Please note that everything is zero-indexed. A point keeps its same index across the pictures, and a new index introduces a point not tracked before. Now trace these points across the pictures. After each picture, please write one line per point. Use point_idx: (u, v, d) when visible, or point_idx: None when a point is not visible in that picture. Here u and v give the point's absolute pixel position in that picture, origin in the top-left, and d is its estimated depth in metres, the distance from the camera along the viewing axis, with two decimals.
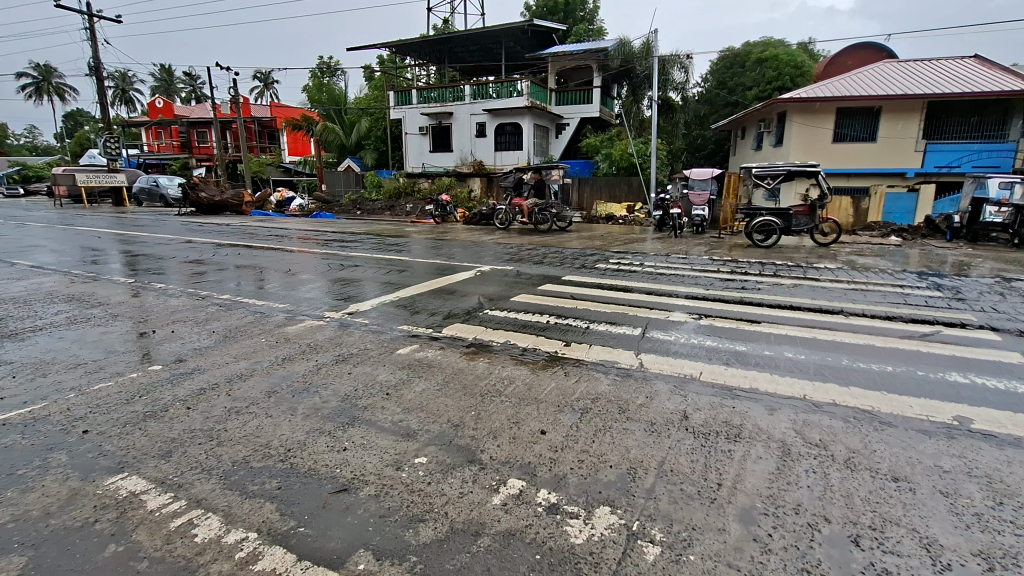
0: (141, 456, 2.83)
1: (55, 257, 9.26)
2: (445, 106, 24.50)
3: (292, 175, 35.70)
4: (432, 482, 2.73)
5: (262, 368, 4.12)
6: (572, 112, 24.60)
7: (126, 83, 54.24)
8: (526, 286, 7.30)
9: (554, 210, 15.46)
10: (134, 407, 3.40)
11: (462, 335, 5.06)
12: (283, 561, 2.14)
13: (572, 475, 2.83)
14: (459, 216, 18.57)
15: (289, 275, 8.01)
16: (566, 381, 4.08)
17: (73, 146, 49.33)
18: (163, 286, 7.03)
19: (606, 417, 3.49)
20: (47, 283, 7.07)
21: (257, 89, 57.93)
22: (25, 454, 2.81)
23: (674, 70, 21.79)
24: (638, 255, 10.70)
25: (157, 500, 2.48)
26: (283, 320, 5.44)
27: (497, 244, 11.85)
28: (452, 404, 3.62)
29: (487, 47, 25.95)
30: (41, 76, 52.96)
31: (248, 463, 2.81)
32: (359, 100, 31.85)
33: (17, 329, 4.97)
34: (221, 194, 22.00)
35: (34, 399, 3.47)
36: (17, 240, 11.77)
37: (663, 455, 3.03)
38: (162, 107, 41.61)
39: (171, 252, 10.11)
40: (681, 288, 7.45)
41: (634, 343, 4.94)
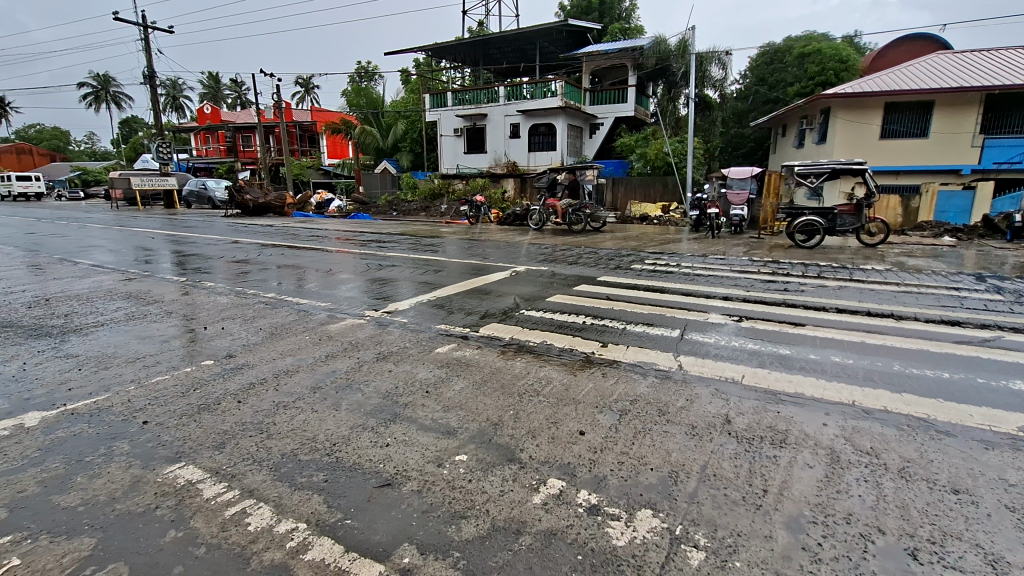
0: (196, 447, 2.96)
1: (112, 257, 9.79)
2: (479, 107, 24.68)
3: (331, 178, 36.65)
4: (473, 480, 2.75)
5: (307, 364, 4.24)
6: (605, 112, 24.38)
7: (177, 91, 56.90)
8: (560, 286, 7.30)
9: (589, 210, 15.32)
10: (190, 400, 3.55)
11: (499, 335, 5.08)
12: (332, 552, 2.20)
13: (613, 477, 2.80)
14: (492, 217, 18.69)
15: (328, 274, 8.22)
16: (604, 381, 4.05)
17: (130, 151, 52.21)
18: (212, 285, 7.33)
19: (645, 419, 3.45)
20: (106, 280, 7.48)
21: (299, 94, 59.88)
22: (92, 442, 2.98)
23: (712, 67, 21.32)
24: (674, 256, 10.52)
25: (211, 490, 2.58)
26: (324, 319, 5.58)
27: (532, 245, 11.86)
28: (491, 403, 3.64)
29: (521, 48, 26.03)
30: (99, 85, 56.07)
31: (296, 456, 2.90)
32: (395, 103, 32.43)
33: (81, 324, 5.28)
34: (264, 196, 22.78)
35: (98, 390, 3.67)
36: (80, 239, 12.50)
37: (706, 459, 2.97)
38: (211, 113, 43.56)
39: (219, 252, 10.55)
40: (720, 289, 7.29)
41: (672, 345, 4.87)
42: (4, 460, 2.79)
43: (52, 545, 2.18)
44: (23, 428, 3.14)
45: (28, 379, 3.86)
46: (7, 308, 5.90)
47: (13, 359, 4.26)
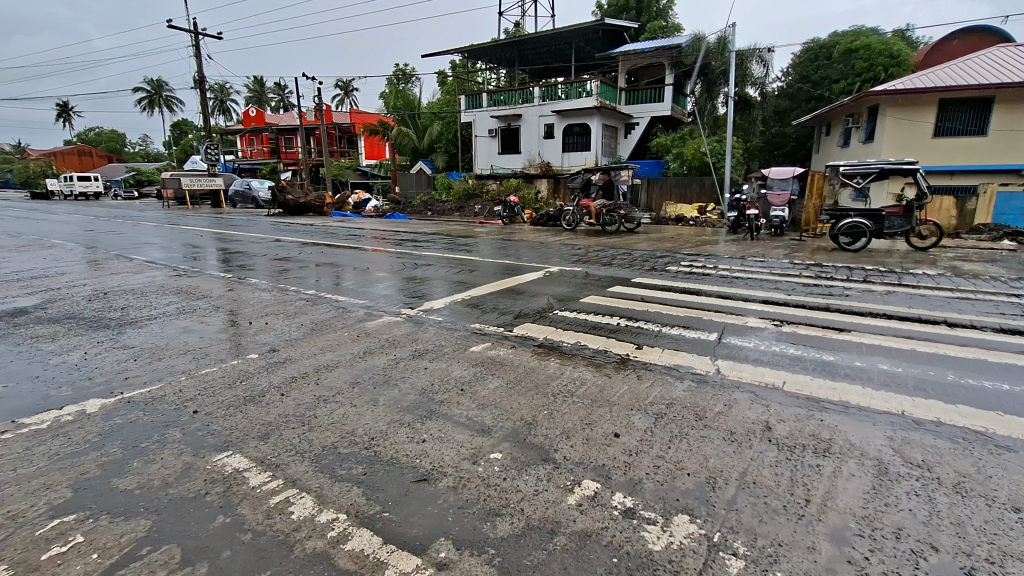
0: (242, 437, 3.08)
1: (163, 253, 10.27)
2: (514, 107, 24.74)
3: (368, 178, 37.37)
4: (507, 478, 2.77)
5: (346, 359, 4.35)
6: (641, 111, 24.05)
7: (225, 94, 59.14)
8: (594, 287, 7.25)
9: (623, 211, 15.20)
10: (236, 391, 3.70)
11: (533, 335, 5.08)
12: (371, 544, 2.25)
13: (648, 481, 2.77)
14: (526, 217, 18.69)
15: (365, 273, 8.39)
16: (639, 384, 4.00)
17: (180, 153, 54.65)
18: (255, 281, 7.61)
19: (681, 423, 3.39)
20: (159, 276, 7.86)
21: (339, 98, 61.31)
22: (146, 429, 3.14)
23: (753, 64, 20.75)
24: (711, 257, 10.31)
25: (257, 478, 2.68)
26: (362, 316, 5.71)
27: (566, 246, 11.85)
28: (525, 402, 3.65)
29: (556, 48, 25.93)
30: (153, 89, 58.81)
31: (336, 449, 2.98)
32: (431, 104, 32.84)
33: (136, 317, 5.58)
34: (305, 196, 23.44)
35: (153, 380, 3.87)
36: (135, 237, 13.13)
37: (745, 466, 2.89)
38: (256, 116, 45.13)
39: (263, 249, 10.93)
40: (758, 292, 7.09)
41: (709, 349, 4.76)
42: (68, 444, 2.97)
43: (112, 525, 2.30)
44: (85, 414, 3.33)
45: (90, 368, 4.09)
46: (70, 301, 6.27)
47: (75, 349, 4.53)
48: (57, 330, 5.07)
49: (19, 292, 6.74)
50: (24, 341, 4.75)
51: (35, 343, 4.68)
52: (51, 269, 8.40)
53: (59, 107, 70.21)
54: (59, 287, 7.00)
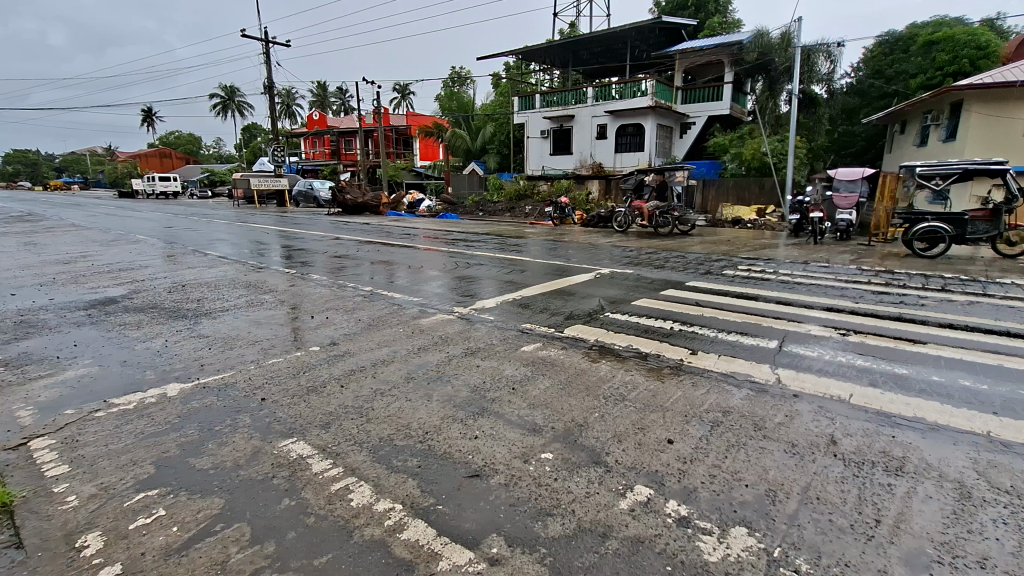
0: (306, 425, 3.22)
1: (233, 249, 10.93)
2: (568, 108, 24.66)
3: (422, 178, 38.21)
4: (559, 479, 2.76)
5: (401, 355, 4.48)
6: (698, 111, 23.35)
7: (290, 99, 62.10)
8: (647, 290, 7.12)
9: (677, 213, 14.69)
10: (300, 381, 3.89)
11: (584, 336, 5.07)
12: (425, 534, 2.31)
13: (704, 490, 2.69)
14: (577, 219, 18.56)
15: (418, 271, 8.59)
16: (694, 391, 3.89)
17: (250, 155, 57.94)
18: (315, 277, 7.96)
19: (739, 433, 3.27)
20: (229, 270, 8.36)
21: (396, 101, 62.95)
22: (220, 413, 3.36)
23: (820, 61, 19.65)
24: (771, 262, 9.89)
25: (319, 465, 2.81)
26: (416, 313, 5.85)
27: (618, 248, 11.68)
28: (576, 404, 3.63)
29: (612, 47, 25.61)
30: (227, 95, 62.60)
31: (392, 441, 3.07)
32: (485, 106, 33.32)
33: (211, 308, 5.97)
34: (362, 196, 24.26)
35: (225, 367, 4.14)
36: (209, 234, 14.01)
37: (808, 480, 2.76)
38: (318, 119, 47.22)
39: (322, 247, 11.41)
40: (821, 299, 6.73)
41: (768, 357, 4.57)
42: (152, 424, 3.21)
43: (190, 502, 2.47)
44: (166, 397, 3.59)
45: (170, 354, 4.41)
46: (152, 292, 6.78)
47: (158, 336, 4.90)
48: (142, 318, 5.50)
49: (109, 283, 7.34)
50: (114, 327, 5.18)
51: (124, 330, 5.09)
52: (136, 263, 9.11)
53: (145, 113, 76.16)
54: (143, 279, 7.58)
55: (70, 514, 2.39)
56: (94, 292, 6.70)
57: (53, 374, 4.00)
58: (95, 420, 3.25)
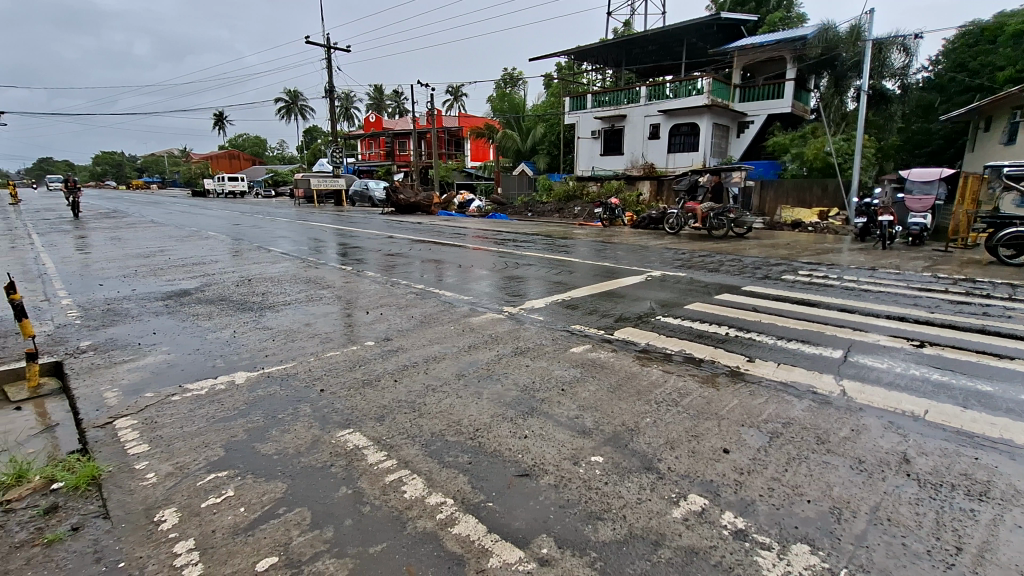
0: (362, 417, 3.33)
1: (293, 246, 11.43)
2: (620, 108, 24.32)
3: (473, 178, 38.67)
4: (609, 483, 2.72)
5: (452, 352, 4.54)
6: (757, 109, 22.50)
7: (349, 102, 64.42)
8: (700, 294, 6.92)
9: (732, 214, 14.15)
10: (356, 374, 4.02)
11: (634, 339, 4.98)
12: (476, 530, 2.33)
13: (762, 504, 2.58)
14: (627, 220, 18.27)
15: (468, 270, 8.70)
16: (751, 400, 3.73)
17: (310, 156, 60.43)
18: (369, 274, 8.22)
19: (800, 446, 3.12)
20: (291, 266, 8.75)
21: (448, 103, 64.02)
22: (283, 401, 3.52)
23: (892, 53, 18.46)
24: (834, 267, 9.39)
25: (374, 456, 2.89)
26: (467, 311, 5.93)
27: (669, 250, 11.41)
28: (627, 408, 3.57)
29: (667, 46, 25.05)
30: (291, 99, 65.64)
31: (444, 436, 3.12)
32: (537, 107, 33.44)
33: (274, 301, 6.28)
34: (414, 196, 24.83)
35: (287, 358, 4.34)
36: (271, 231, 14.72)
37: (877, 500, 2.60)
38: (375, 121, 48.79)
39: (376, 245, 11.76)
40: (890, 308, 6.31)
41: (831, 367, 4.34)
42: (221, 409, 3.41)
43: (255, 484, 2.61)
44: (234, 384, 3.81)
45: (238, 344, 4.66)
46: (221, 285, 7.20)
47: (227, 327, 5.19)
48: (213, 310, 5.84)
49: (183, 276, 7.85)
50: (188, 317, 5.54)
51: (197, 320, 5.43)
52: (207, 257, 9.68)
53: (217, 117, 81.09)
54: (213, 273, 8.06)
55: (150, 489, 2.58)
56: (170, 285, 7.18)
57: (135, 358, 4.32)
58: (172, 403, 3.49)
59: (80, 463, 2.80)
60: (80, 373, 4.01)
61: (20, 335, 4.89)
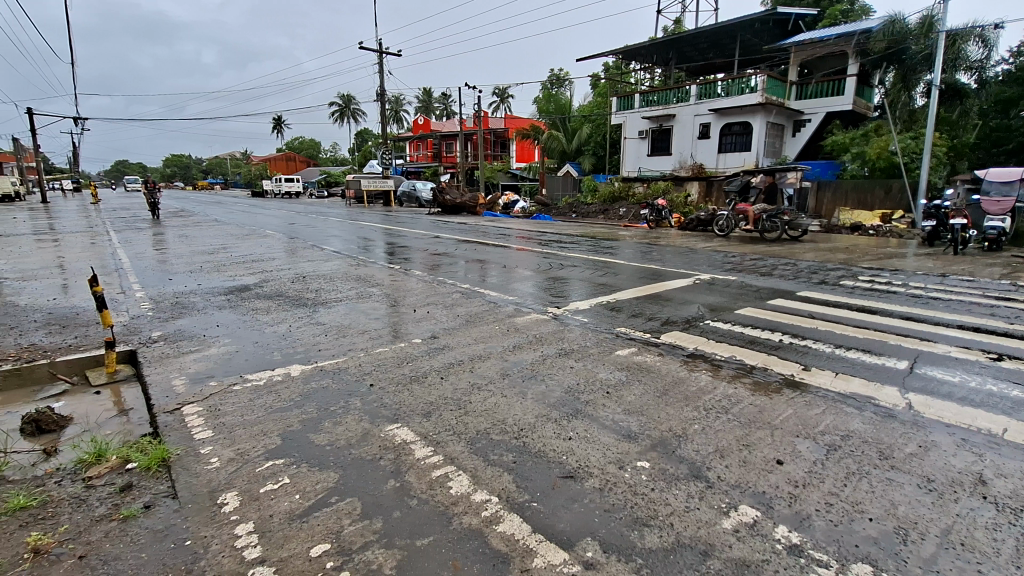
0: (409, 412, 3.40)
1: (344, 245, 11.82)
2: (668, 107, 23.85)
3: (518, 179, 38.85)
4: (656, 489, 2.67)
5: (497, 351, 4.59)
6: (814, 107, 21.51)
7: (399, 104, 66.08)
8: (751, 298, 6.68)
9: (787, 217, 13.59)
10: (404, 370, 4.12)
11: (682, 344, 4.87)
12: (520, 530, 2.34)
13: (819, 519, 2.46)
14: (674, 221, 17.86)
15: (512, 271, 8.74)
16: (807, 411, 3.57)
17: (361, 158, 62.44)
18: (415, 272, 8.40)
19: (861, 460, 2.96)
20: (342, 264, 9.06)
21: (495, 105, 64.67)
22: (335, 394, 3.65)
23: (970, 45, 17.10)
24: (897, 272, 8.88)
25: (421, 451, 2.95)
26: (512, 311, 5.96)
27: (718, 253, 11.09)
28: (674, 413, 3.49)
29: (719, 43, 24.37)
30: (345, 103, 67.93)
31: (488, 435, 3.15)
32: (584, 108, 33.28)
33: (328, 298, 6.51)
34: (460, 196, 25.21)
35: (339, 353, 4.49)
36: (324, 230, 15.28)
37: (948, 523, 2.43)
38: (423, 123, 49.94)
39: (422, 244, 12.00)
40: (961, 317, 5.88)
41: (896, 379, 4.08)
42: (278, 399, 3.57)
43: (309, 474, 2.71)
44: (289, 376, 3.98)
45: (293, 338, 4.88)
46: (278, 281, 7.53)
47: (283, 321, 5.43)
48: (270, 305, 6.12)
49: (244, 272, 8.25)
50: (248, 311, 5.83)
51: (256, 314, 5.71)
52: (265, 255, 10.15)
53: (276, 121, 84.95)
54: (270, 270, 8.44)
55: (213, 473, 2.73)
56: (231, 280, 7.58)
57: (200, 349, 4.59)
58: (234, 392, 3.68)
59: (151, 446, 3.00)
60: (152, 361, 4.29)
61: (100, 325, 5.28)
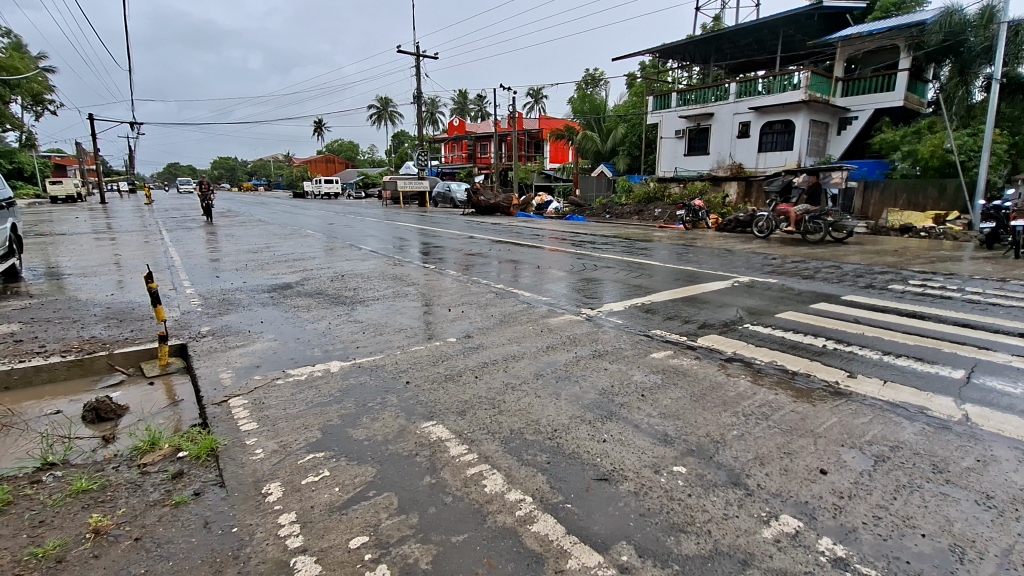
0: (444, 411, 3.44)
1: (381, 244, 12.05)
2: (706, 106, 23.38)
3: (551, 180, 38.77)
4: (693, 495, 2.62)
5: (531, 351, 4.60)
6: (862, 103, 20.65)
7: (434, 106, 66.93)
8: (793, 302, 6.47)
9: (831, 218, 13.10)
10: (439, 368, 4.18)
11: (720, 347, 4.75)
12: (555, 531, 2.34)
13: (866, 532, 2.37)
14: (711, 222, 17.44)
15: (545, 271, 8.73)
16: (853, 419, 3.44)
17: (398, 159, 63.57)
18: (449, 272, 8.49)
19: (913, 473, 2.83)
20: (379, 263, 9.26)
21: (530, 105, 64.71)
22: (372, 391, 3.72)
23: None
24: (951, 277, 8.42)
25: (456, 449, 2.99)
26: (546, 312, 5.96)
27: (757, 254, 10.78)
28: (711, 418, 3.42)
29: (761, 39, 23.71)
30: (382, 106, 69.24)
31: (523, 435, 3.15)
32: (619, 108, 32.93)
33: (365, 296, 6.65)
34: (494, 196, 25.34)
35: (376, 350, 4.58)
36: (362, 230, 15.60)
37: (1008, 542, 2.30)
38: (459, 124, 50.42)
39: (456, 244, 12.10)
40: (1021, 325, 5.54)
41: (950, 389, 3.88)
42: (318, 394, 3.68)
43: (349, 467, 2.78)
44: (329, 371, 4.09)
45: (333, 335, 5.01)
46: (318, 280, 7.73)
47: (323, 319, 5.59)
48: (310, 303, 6.29)
49: (285, 270, 8.53)
50: (290, 309, 6.02)
51: (297, 311, 5.89)
52: (305, 254, 10.45)
53: (316, 124, 87.40)
54: (311, 268, 8.67)
55: (258, 464, 2.83)
56: (274, 278, 7.84)
57: (246, 343, 4.78)
58: (277, 386, 3.81)
59: (201, 436, 3.13)
60: (201, 355, 4.49)
61: (154, 319, 5.55)
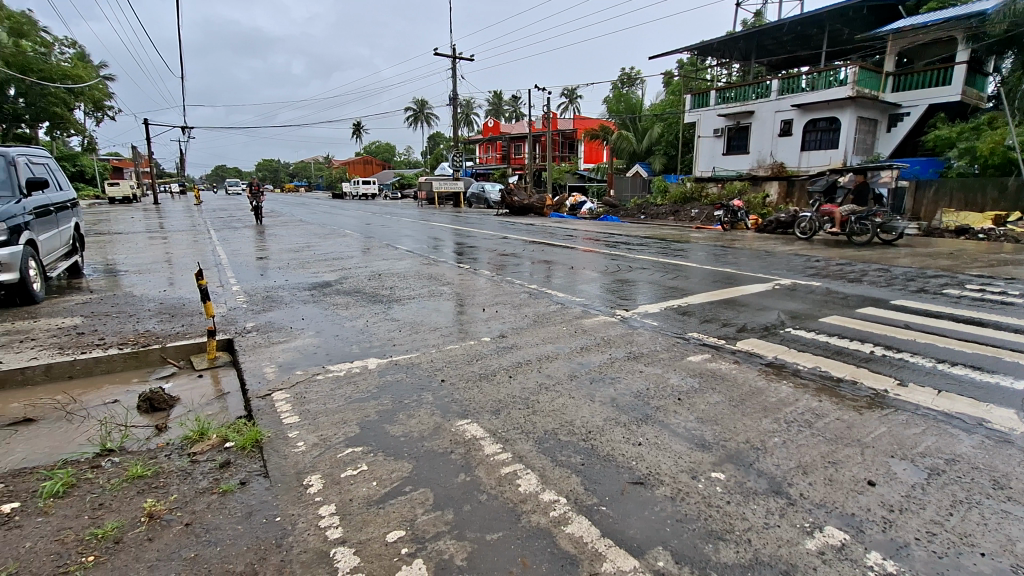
0: (478, 409, 3.47)
1: (416, 244, 12.25)
2: (746, 104, 22.76)
3: (585, 181, 38.53)
4: (732, 502, 2.56)
5: (565, 352, 4.58)
6: (914, 98, 19.69)
7: (469, 108, 67.46)
8: (838, 306, 6.23)
9: (879, 218, 12.50)
10: (474, 367, 4.21)
11: (761, 352, 4.62)
12: (589, 533, 2.32)
13: (919, 549, 2.26)
14: (750, 223, 16.97)
15: (579, 272, 8.69)
16: (904, 430, 3.28)
17: (433, 160, 64.39)
18: (483, 272, 8.55)
19: (969, 488, 2.68)
20: (414, 263, 9.41)
21: (564, 105, 64.48)
22: (408, 388, 3.78)
23: None
24: (1013, 281, 7.93)
25: (490, 448, 3.00)
26: (580, 312, 5.93)
27: (799, 257, 10.43)
28: (751, 424, 3.33)
29: (805, 34, 22.91)
30: (417, 107, 70.22)
31: (557, 436, 3.14)
32: (655, 107, 32.44)
33: (400, 295, 6.77)
34: (528, 197, 25.36)
35: (412, 348, 4.65)
36: (397, 230, 15.85)
37: None
38: (493, 126, 50.67)
39: (489, 245, 12.16)
40: None
41: (1012, 401, 3.65)
42: (357, 390, 3.76)
43: (386, 462, 2.84)
44: (367, 368, 4.18)
45: (370, 333, 5.12)
46: (356, 278, 7.92)
47: (360, 316, 5.71)
48: (348, 301, 6.44)
49: (324, 269, 8.77)
50: (330, 306, 6.18)
51: (336, 309, 6.05)
52: (344, 253, 10.73)
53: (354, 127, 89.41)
54: (349, 267, 8.89)
55: (300, 456, 2.92)
56: (313, 276, 8.06)
57: (288, 339, 4.93)
58: (317, 381, 3.92)
59: (246, 428, 3.25)
60: (246, 350, 4.67)
61: (203, 315, 5.80)
